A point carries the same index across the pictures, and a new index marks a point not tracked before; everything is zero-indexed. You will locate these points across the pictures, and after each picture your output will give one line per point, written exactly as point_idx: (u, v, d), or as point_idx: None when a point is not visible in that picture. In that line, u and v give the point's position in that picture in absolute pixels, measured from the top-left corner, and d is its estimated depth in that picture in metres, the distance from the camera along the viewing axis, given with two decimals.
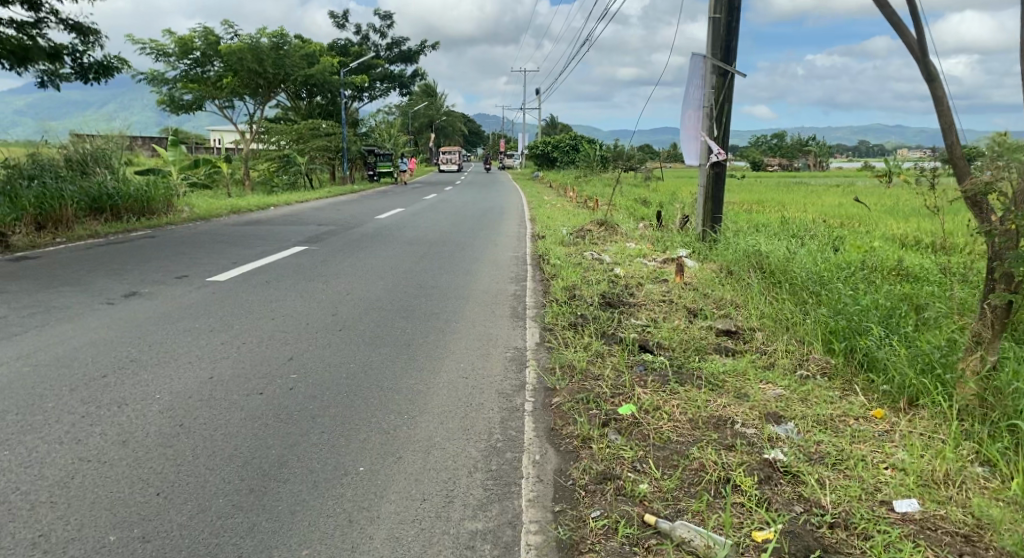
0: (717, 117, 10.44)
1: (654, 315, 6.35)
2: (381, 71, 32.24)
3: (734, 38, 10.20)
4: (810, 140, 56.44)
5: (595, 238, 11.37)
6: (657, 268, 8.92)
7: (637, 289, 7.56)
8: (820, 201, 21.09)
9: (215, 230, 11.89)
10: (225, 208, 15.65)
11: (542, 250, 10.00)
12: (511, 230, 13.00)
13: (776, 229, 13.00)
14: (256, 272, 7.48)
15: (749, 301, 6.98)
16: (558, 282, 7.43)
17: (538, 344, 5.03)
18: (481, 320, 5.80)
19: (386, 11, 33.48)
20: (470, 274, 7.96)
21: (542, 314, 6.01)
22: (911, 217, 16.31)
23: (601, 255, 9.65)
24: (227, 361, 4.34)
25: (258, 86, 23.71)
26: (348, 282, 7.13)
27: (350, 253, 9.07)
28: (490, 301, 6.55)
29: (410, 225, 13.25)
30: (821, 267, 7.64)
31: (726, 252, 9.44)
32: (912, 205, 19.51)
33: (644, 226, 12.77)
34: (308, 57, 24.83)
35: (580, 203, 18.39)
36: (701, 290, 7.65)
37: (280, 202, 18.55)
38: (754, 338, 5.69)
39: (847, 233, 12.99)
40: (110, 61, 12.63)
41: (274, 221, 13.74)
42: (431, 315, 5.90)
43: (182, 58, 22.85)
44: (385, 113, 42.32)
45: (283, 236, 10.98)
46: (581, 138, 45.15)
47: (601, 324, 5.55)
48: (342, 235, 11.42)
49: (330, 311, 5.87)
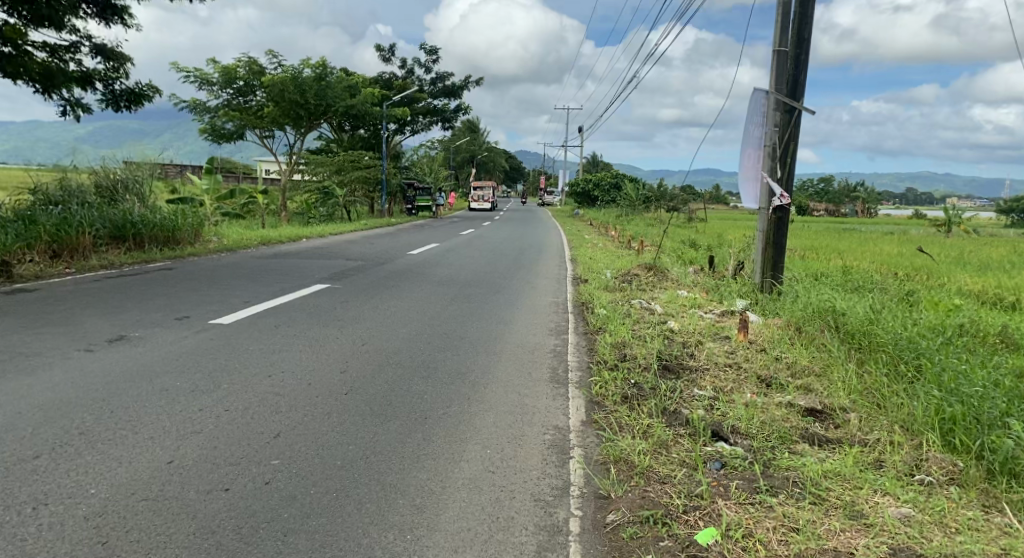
0: (781, 156, 9.42)
1: (721, 385, 5.35)
2: (425, 106, 32.01)
3: (803, 72, 9.25)
4: (859, 187, 54.74)
5: (643, 283, 10.39)
6: (715, 322, 7.91)
7: (697, 349, 6.58)
8: (878, 249, 19.81)
9: (238, 262, 11.21)
10: (254, 239, 15.06)
11: (585, 296, 9.05)
12: (551, 271, 12.07)
13: (841, 281, 11.87)
14: (266, 314, 6.70)
15: (831, 370, 5.92)
16: (605, 337, 6.47)
17: (583, 423, 4.10)
18: (515, 384, 4.89)
19: (432, 46, 33.39)
20: (504, 323, 7.05)
21: (587, 379, 5.08)
22: (988, 272, 14.91)
23: (650, 304, 8.70)
24: (197, 438, 3.53)
25: (299, 116, 23.47)
26: (367, 330, 6.32)
27: (375, 295, 8.29)
28: (526, 358, 5.64)
29: (444, 263, 12.47)
30: (913, 331, 6.56)
31: (794, 307, 8.39)
32: (980, 257, 18.12)
33: (696, 272, 11.78)
34: (351, 89, 24.63)
35: (623, 245, 17.40)
36: (771, 353, 6.61)
37: (313, 234, 17.99)
38: (848, 421, 4.64)
39: (919, 287, 11.79)
40: (143, 89, 12.28)
41: (302, 254, 13.05)
42: (455, 375, 5.02)
43: (225, 87, 22.75)
44: (428, 146, 42.18)
45: (307, 272, 10.22)
46: (623, 178, 44.34)
47: (662, 399, 4.58)
48: (370, 272, 10.68)
49: (339, 367, 5.03)
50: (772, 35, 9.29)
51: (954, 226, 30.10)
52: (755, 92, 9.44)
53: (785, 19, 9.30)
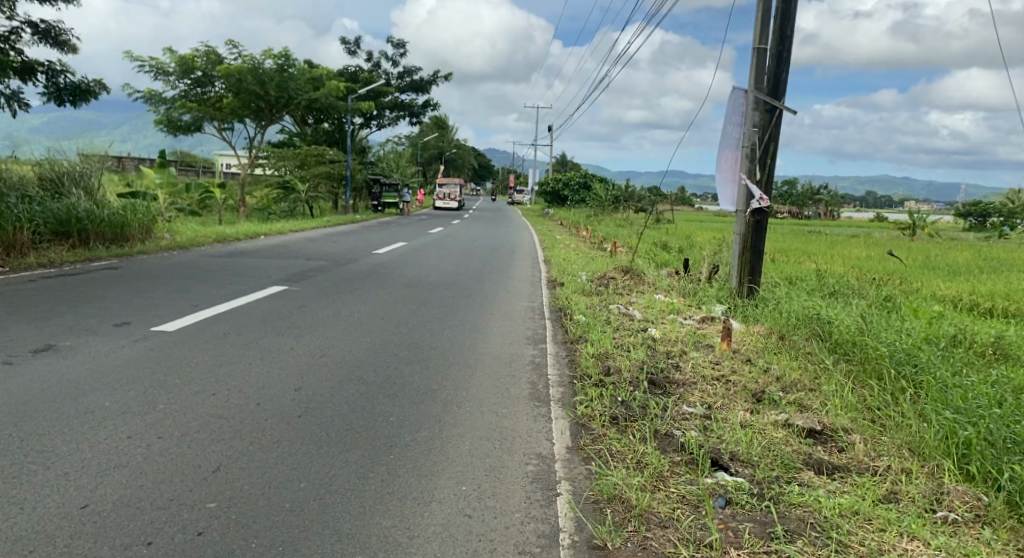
0: (760, 157, 9.08)
1: (712, 402, 4.98)
2: (392, 100, 31.36)
3: (784, 70, 8.90)
4: (822, 190, 55.52)
5: (619, 287, 10.01)
6: (696, 329, 7.54)
7: (681, 359, 6.20)
8: (847, 251, 19.80)
9: (191, 261, 10.56)
10: (210, 236, 14.34)
11: (560, 301, 8.64)
12: (523, 274, 11.61)
13: (818, 285, 11.66)
14: (216, 320, 6.12)
15: (825, 384, 5.60)
16: (586, 347, 6.05)
17: (569, 451, 3.67)
18: (490, 404, 4.42)
19: (400, 39, 32.72)
20: (476, 331, 6.57)
21: (569, 397, 4.64)
22: (958, 276, 14.87)
23: (629, 309, 8.31)
24: (121, 472, 3.00)
25: (261, 108, 22.66)
26: (328, 339, 5.80)
27: (337, 298, 7.76)
28: (502, 372, 5.18)
29: (412, 263, 11.96)
30: (906, 341, 6.30)
31: (777, 313, 8.08)
32: (948, 260, 18.21)
33: (671, 274, 11.44)
34: (315, 81, 23.92)
35: (595, 246, 17.01)
36: (759, 364, 6.27)
37: (274, 231, 17.28)
38: (852, 445, 4.31)
39: (896, 293, 11.66)
40: (90, 84, 11.53)
41: (261, 253, 12.40)
42: (424, 393, 4.53)
43: (182, 77, 21.86)
44: (395, 142, 41.48)
45: (265, 273, 9.62)
46: (592, 178, 44.10)
47: (653, 420, 4.18)
48: (333, 272, 10.14)
49: (295, 384, 4.51)
50: (753, 32, 8.98)
51: (918, 229, 30.37)
52: (734, 91, 9.11)
53: (766, 15, 8.99)
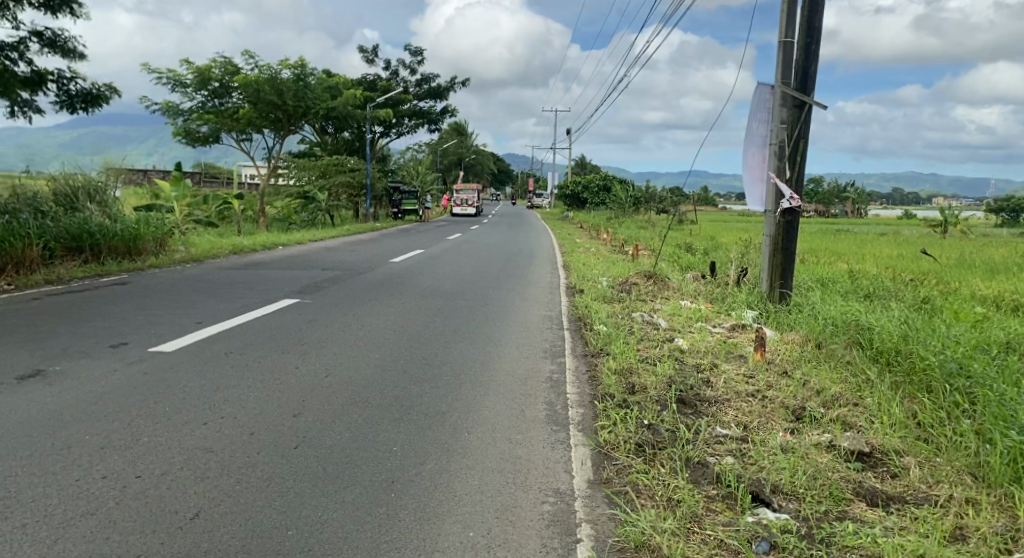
0: (789, 155, 8.62)
1: (748, 423, 4.58)
2: (410, 108, 31.19)
3: (813, 63, 8.43)
4: (849, 187, 54.36)
5: (642, 293, 9.59)
6: (726, 338, 7.11)
7: (712, 372, 5.78)
8: (878, 250, 19.13)
9: (203, 274, 10.32)
10: (226, 248, 14.14)
11: (580, 310, 8.25)
12: (542, 280, 11.23)
13: (852, 287, 11.12)
14: (219, 338, 5.83)
15: (870, 400, 5.16)
16: (608, 361, 5.66)
17: (591, 486, 3.31)
18: (503, 429, 4.05)
19: (417, 46, 32.54)
20: (492, 345, 6.21)
21: (591, 420, 4.26)
22: (998, 274, 14.23)
23: (653, 317, 7.90)
24: (87, 522, 2.69)
25: (278, 118, 22.55)
26: (334, 356, 5.47)
27: (348, 311, 7.44)
28: (518, 391, 4.81)
29: (428, 272, 11.63)
30: (956, 348, 5.82)
31: (813, 319, 7.62)
32: (985, 257, 17.50)
33: (697, 278, 10.99)
34: (331, 89, 23.77)
35: (616, 250, 16.55)
36: (797, 378, 5.85)
37: (291, 241, 17.08)
38: (907, 470, 3.88)
39: (934, 294, 11.09)
40: (100, 90, 11.36)
41: (275, 264, 12.16)
42: (433, 417, 4.18)
43: (200, 88, 21.82)
44: (414, 150, 41.27)
45: (276, 285, 9.34)
46: (613, 180, 43.51)
47: (684, 447, 3.81)
48: (346, 283, 9.85)
49: (295, 409, 4.18)
50: (778, 25, 8.55)
51: (950, 225, 29.40)
52: (759, 87, 8.69)
53: (792, 7, 8.53)
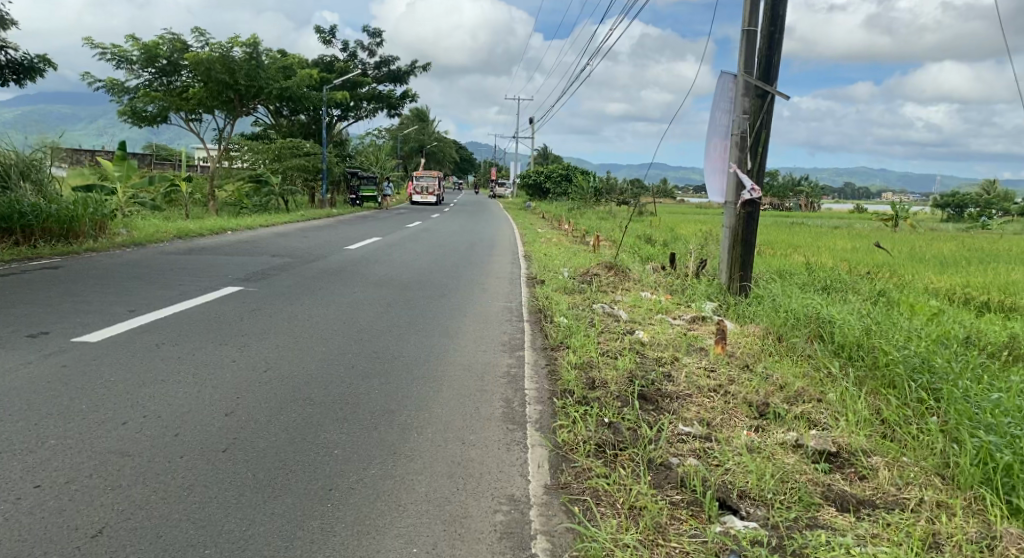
0: (751, 146, 8.47)
1: (711, 421, 4.39)
2: (368, 91, 30.50)
3: (777, 53, 8.26)
4: (803, 182, 55.52)
5: (603, 284, 9.40)
6: (687, 330, 6.96)
7: (673, 366, 5.61)
8: (834, 243, 19.33)
9: (143, 259, 9.76)
10: (171, 232, 13.49)
11: (540, 301, 8.02)
12: (502, 270, 10.95)
13: (810, 280, 11.10)
14: (152, 328, 5.41)
15: (834, 396, 5.04)
16: (568, 355, 5.43)
17: (547, 493, 3.07)
18: (454, 429, 3.78)
19: (376, 28, 31.82)
20: (447, 337, 5.92)
21: (548, 418, 4.02)
22: (948, 268, 14.46)
23: (613, 308, 7.71)
24: None
25: (230, 99, 21.77)
26: (275, 348, 5.12)
27: (295, 300, 7.06)
28: (472, 387, 4.54)
29: (383, 260, 11.26)
30: (916, 343, 5.77)
31: (774, 312, 7.52)
32: (936, 252, 17.82)
33: (657, 269, 10.84)
34: (286, 70, 23.06)
35: (578, 240, 16.37)
36: (759, 372, 5.71)
37: (241, 226, 16.44)
38: (875, 472, 3.73)
39: (889, 287, 11.15)
40: (34, 60, 10.67)
41: (223, 250, 11.63)
42: (380, 416, 3.89)
43: (147, 66, 20.89)
44: (374, 135, 40.50)
45: (221, 272, 8.86)
46: (575, 170, 43.33)
47: (646, 448, 3.60)
48: (297, 270, 9.44)
49: (228, 406, 3.84)
50: (741, 13, 8.40)
51: (901, 220, 30.00)
52: (722, 76, 8.53)
53: None
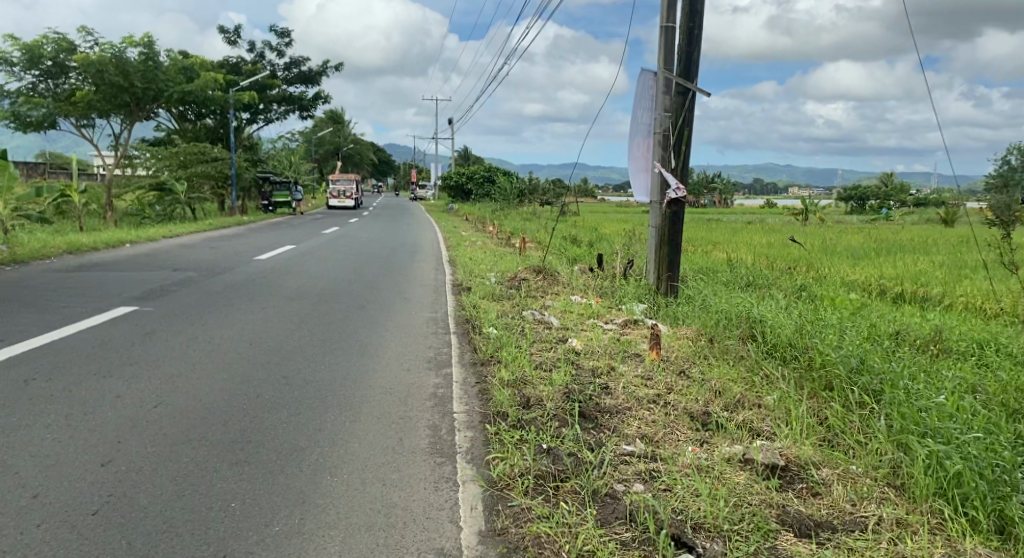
0: (674, 144, 8.31)
1: (654, 437, 4.11)
2: (278, 93, 29.31)
3: (696, 49, 8.12)
4: (716, 179, 57.52)
5: (531, 289, 9.09)
6: (620, 335, 6.71)
7: (609, 376, 5.32)
8: (752, 239, 19.72)
9: (22, 278, 8.82)
10: (59, 247, 12.39)
11: (466, 310, 7.63)
12: (425, 277, 10.49)
13: (735, 277, 11.10)
14: (21, 361, 4.71)
15: (776, 403, 4.86)
16: (499, 370, 5.06)
17: (482, 546, 2.71)
18: (376, 466, 3.35)
19: (284, 28, 30.66)
20: (367, 356, 5.44)
21: (481, 448, 3.63)
22: (861, 260, 14.89)
23: (544, 315, 7.39)
24: None
25: (125, 103, 20.38)
26: (168, 379, 4.53)
27: (195, 320, 6.41)
28: (394, 414, 4.10)
29: (297, 270, 10.59)
30: (849, 340, 5.69)
31: (706, 312, 7.37)
32: (848, 244, 18.40)
33: (584, 271, 10.61)
34: (187, 71, 21.79)
35: (502, 242, 16.04)
36: (696, 378, 5.49)
37: (141, 238, 15.35)
38: (828, 487, 3.53)
39: (811, 282, 11.28)
40: None
41: (118, 265, 10.70)
42: (288, 456, 3.41)
43: (28, 67, 19.32)
44: (288, 139, 39.13)
45: (112, 290, 8.06)
46: (496, 171, 43.03)
47: (589, 476, 3.27)
48: (201, 286, 8.72)
49: (105, 453, 3.28)
50: (659, 9, 8.24)
51: (810, 214, 31.15)
52: (643, 73, 8.36)
53: None
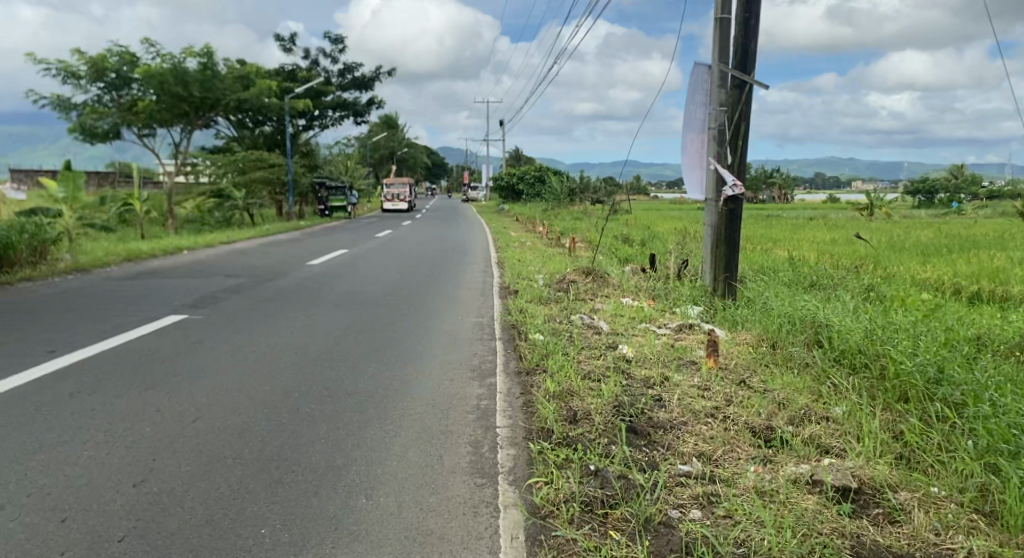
0: (731, 140, 7.92)
1: (712, 455, 3.83)
2: (332, 99, 29.74)
3: (753, 40, 7.71)
4: (775, 174, 55.99)
5: (581, 292, 8.82)
6: (674, 341, 6.40)
7: (664, 387, 5.03)
8: (813, 235, 18.96)
9: (82, 286, 9.02)
10: (119, 254, 12.70)
11: (513, 314, 7.43)
12: (473, 281, 10.33)
13: (794, 277, 10.60)
14: (67, 373, 4.72)
15: (846, 416, 4.49)
16: (545, 381, 4.84)
17: None
18: (413, 487, 3.18)
19: (337, 34, 31.09)
20: (410, 366, 5.27)
21: (524, 468, 3.42)
22: (932, 257, 14.12)
23: (593, 319, 7.14)
24: None
25: (184, 111, 20.91)
26: (209, 391, 4.46)
27: (241, 329, 6.38)
28: (434, 429, 3.92)
29: (346, 275, 10.57)
30: (926, 347, 5.24)
31: (766, 316, 6.98)
32: (918, 240, 17.49)
33: (636, 273, 10.28)
34: (243, 80, 22.25)
35: (553, 243, 15.80)
36: (757, 388, 5.16)
37: (199, 244, 15.68)
38: (907, 513, 3.18)
39: (878, 281, 10.68)
40: None
41: (174, 272, 10.88)
42: (322, 476, 3.26)
43: (94, 80, 20.01)
44: (343, 144, 39.71)
45: (164, 298, 8.14)
46: (548, 170, 42.74)
47: (640, 502, 3.03)
48: (251, 292, 8.77)
49: (138, 473, 3.21)
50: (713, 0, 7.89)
51: (875, 209, 29.89)
52: (697, 67, 8.01)
53: None
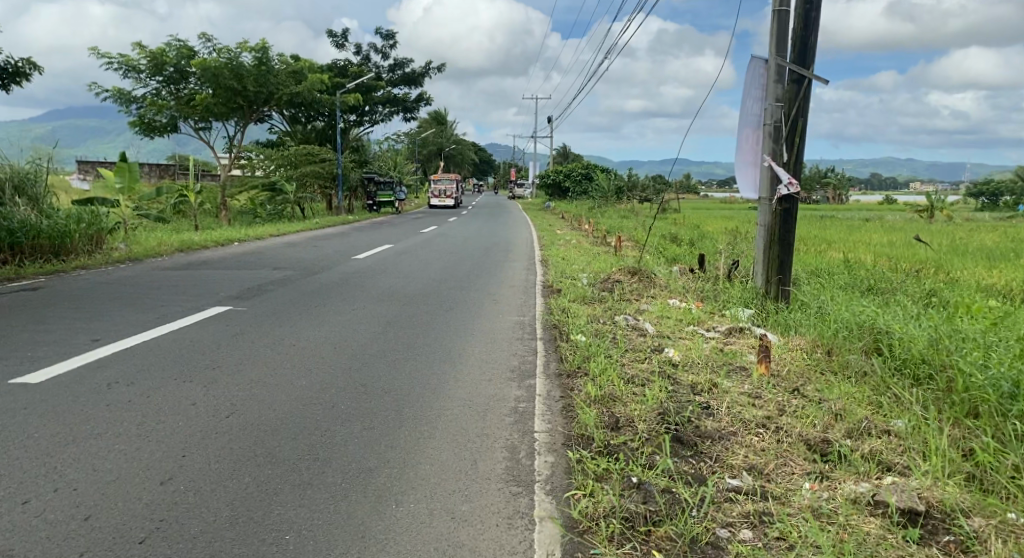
0: (787, 137, 7.59)
1: (763, 468, 3.60)
2: (382, 95, 29.94)
3: (814, 33, 7.36)
4: (829, 174, 54.47)
5: (626, 292, 8.60)
6: (723, 346, 6.13)
7: (712, 394, 4.79)
8: (871, 237, 18.27)
9: (133, 276, 9.17)
10: (171, 245, 12.94)
11: (556, 314, 7.26)
12: (517, 278, 10.19)
13: (851, 280, 10.16)
14: (109, 362, 4.75)
15: (911, 431, 4.18)
16: (587, 384, 4.66)
17: None
18: (445, 494, 3.05)
19: (389, 30, 31.29)
20: (449, 364, 5.14)
21: (563, 477, 3.26)
22: (998, 262, 13.43)
23: (639, 321, 6.92)
24: None
25: (239, 105, 21.27)
26: (245, 385, 4.42)
27: (282, 322, 6.35)
28: (470, 431, 3.78)
29: (390, 270, 10.53)
30: (1000, 358, 4.86)
31: (822, 321, 6.65)
32: (983, 244, 16.68)
33: (684, 273, 9.98)
34: (296, 74, 22.53)
35: (599, 241, 15.55)
36: (812, 397, 4.88)
37: (249, 236, 15.91)
38: (982, 543, 2.91)
39: (941, 286, 10.16)
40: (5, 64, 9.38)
41: (223, 263, 11.00)
42: (351, 478, 3.16)
43: (153, 74, 20.50)
44: (392, 140, 40.00)
45: (210, 289, 8.20)
46: (596, 168, 42.32)
47: (684, 521, 2.84)
48: (296, 285, 8.79)
49: (167, 469, 3.17)
50: None
51: (936, 210, 28.70)
52: (753, 61, 7.69)
53: None
